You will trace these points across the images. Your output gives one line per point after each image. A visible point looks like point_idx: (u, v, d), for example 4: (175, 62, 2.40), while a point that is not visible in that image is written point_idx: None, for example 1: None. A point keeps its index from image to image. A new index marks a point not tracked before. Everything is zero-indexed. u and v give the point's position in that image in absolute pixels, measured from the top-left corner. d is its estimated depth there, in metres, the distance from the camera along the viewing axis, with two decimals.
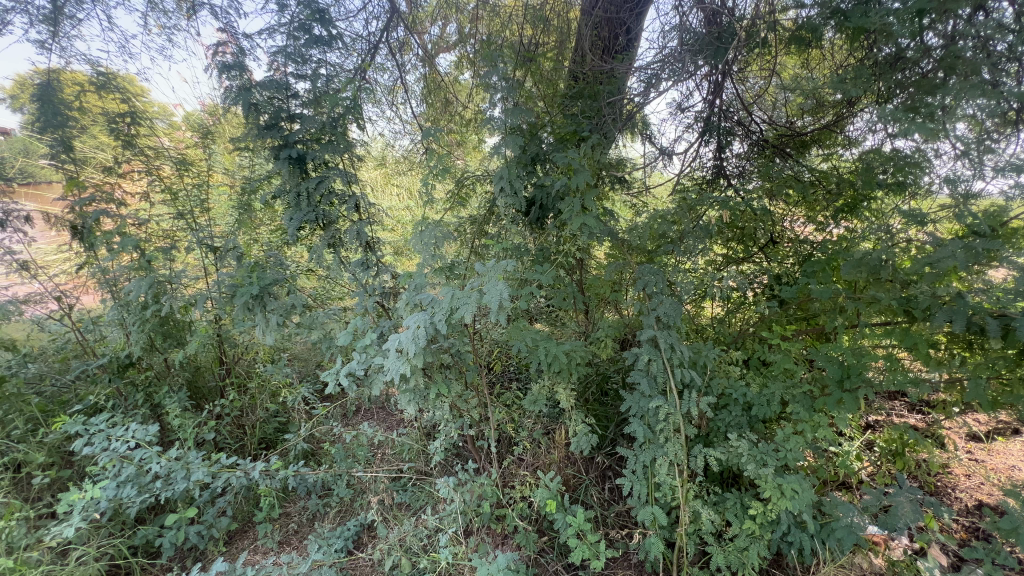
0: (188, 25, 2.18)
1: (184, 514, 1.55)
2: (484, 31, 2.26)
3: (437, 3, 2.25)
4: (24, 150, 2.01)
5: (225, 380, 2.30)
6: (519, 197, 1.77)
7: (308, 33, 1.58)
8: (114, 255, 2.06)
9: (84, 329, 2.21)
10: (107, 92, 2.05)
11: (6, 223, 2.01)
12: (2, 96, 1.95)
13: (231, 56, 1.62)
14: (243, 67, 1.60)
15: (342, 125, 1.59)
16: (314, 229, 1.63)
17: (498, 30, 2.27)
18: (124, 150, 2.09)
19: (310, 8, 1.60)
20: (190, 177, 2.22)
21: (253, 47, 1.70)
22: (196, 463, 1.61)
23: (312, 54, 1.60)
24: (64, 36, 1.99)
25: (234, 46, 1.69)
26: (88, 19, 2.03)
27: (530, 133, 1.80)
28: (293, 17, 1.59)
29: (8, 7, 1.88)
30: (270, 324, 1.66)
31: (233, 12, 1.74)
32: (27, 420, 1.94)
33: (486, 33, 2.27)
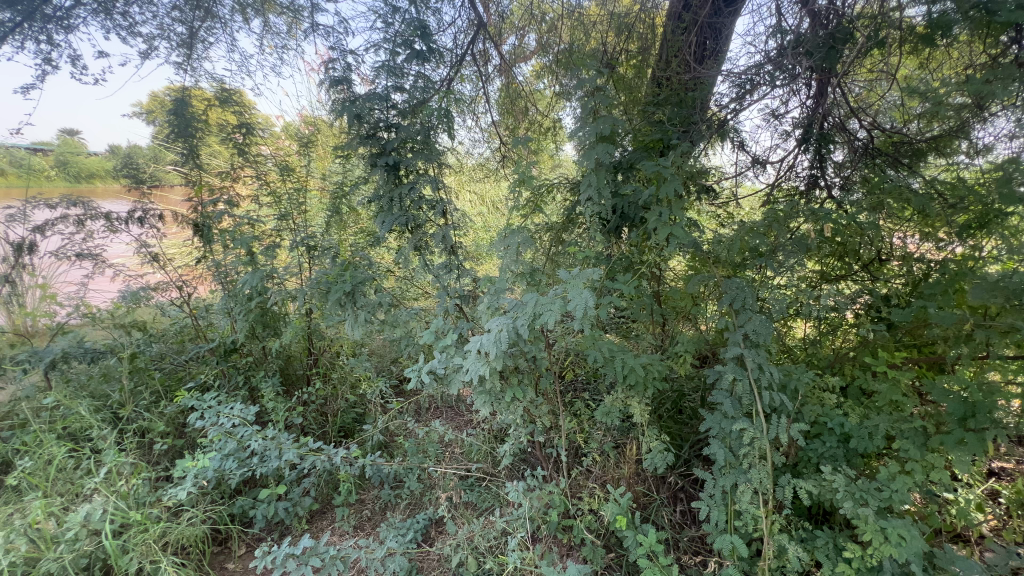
0: (296, 45, 2.41)
1: (275, 490, 1.69)
2: (562, 41, 2.31)
3: (519, 14, 2.32)
4: (155, 157, 2.31)
5: (312, 370, 2.49)
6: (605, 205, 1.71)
7: (408, 49, 1.68)
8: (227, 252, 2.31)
9: (199, 316, 2.51)
10: (228, 107, 2.33)
11: (144, 221, 2.30)
12: (139, 110, 2.24)
13: (337, 70, 1.75)
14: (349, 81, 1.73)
15: (433, 134, 1.67)
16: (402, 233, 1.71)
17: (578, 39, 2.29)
18: (237, 157, 2.36)
19: (412, 28, 1.71)
20: (289, 182, 2.43)
21: (356, 63, 1.84)
22: (288, 445, 1.74)
23: (410, 68, 1.72)
24: (196, 58, 2.27)
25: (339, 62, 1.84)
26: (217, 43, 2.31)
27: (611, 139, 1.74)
28: (398, 35, 1.75)
29: (155, 35, 2.18)
30: (358, 320, 1.77)
31: (340, 32, 1.89)
32: (152, 392, 2.24)
33: (565, 42, 2.32)
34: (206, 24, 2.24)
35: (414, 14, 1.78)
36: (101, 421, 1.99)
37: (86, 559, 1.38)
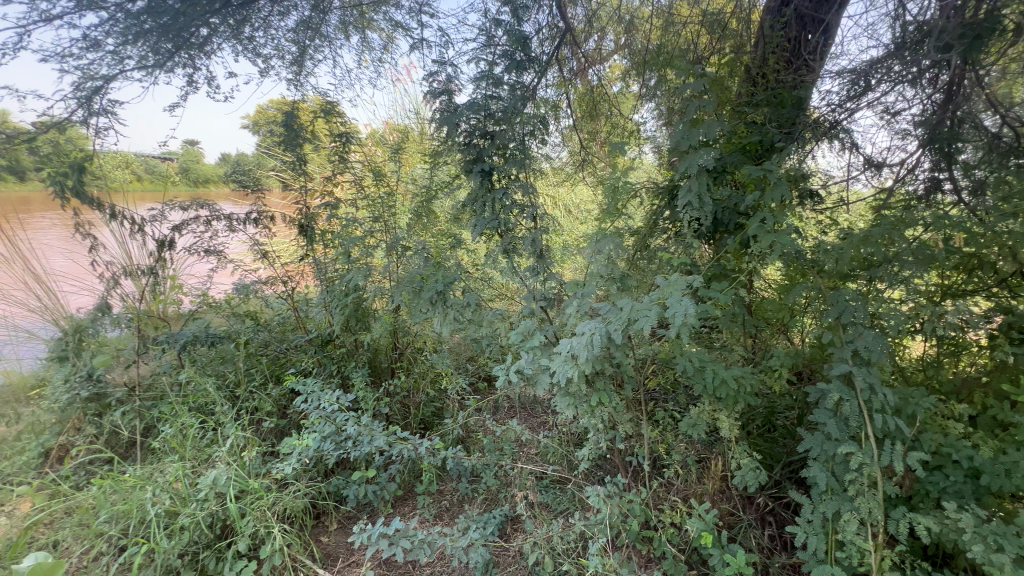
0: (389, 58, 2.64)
1: (366, 473, 1.81)
2: (645, 42, 2.29)
3: (599, 19, 2.32)
4: (257, 163, 2.58)
5: (397, 364, 2.63)
6: (706, 211, 1.64)
7: (511, 61, 1.76)
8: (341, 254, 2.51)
9: (300, 308, 2.78)
10: (333, 117, 2.55)
11: (261, 221, 2.61)
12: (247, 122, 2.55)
13: (440, 82, 1.86)
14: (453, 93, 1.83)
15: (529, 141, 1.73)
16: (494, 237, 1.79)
17: (660, 38, 2.25)
18: (337, 164, 2.58)
19: (514, 40, 1.79)
20: (382, 187, 2.63)
21: (454, 74, 1.93)
22: (378, 431, 1.86)
23: (508, 78, 1.77)
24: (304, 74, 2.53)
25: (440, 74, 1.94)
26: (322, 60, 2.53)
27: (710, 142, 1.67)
28: (500, 47, 1.80)
29: (271, 55, 2.43)
30: (447, 318, 1.86)
31: (443, 46, 2.00)
32: (262, 375, 2.49)
33: (648, 43, 2.29)
34: (314, 43, 2.47)
35: (513, 26, 1.85)
36: (222, 398, 2.26)
37: (212, 518, 1.57)
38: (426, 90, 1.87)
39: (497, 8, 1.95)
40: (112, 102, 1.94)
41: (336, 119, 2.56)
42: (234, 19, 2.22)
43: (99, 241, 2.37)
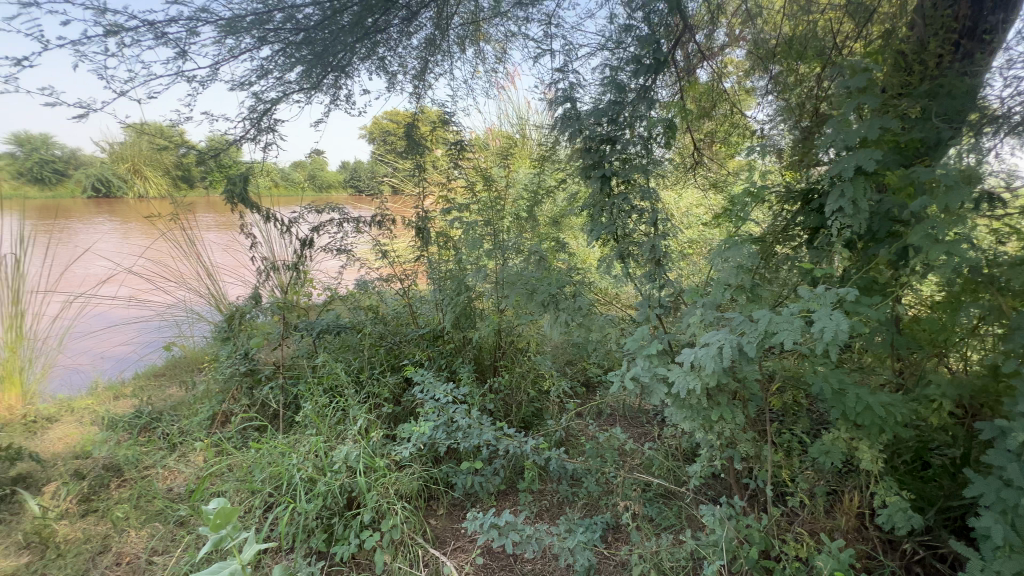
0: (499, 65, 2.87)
1: (474, 465, 1.90)
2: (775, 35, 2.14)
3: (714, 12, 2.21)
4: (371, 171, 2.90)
5: (500, 362, 2.72)
6: (863, 218, 1.40)
7: (643, 64, 1.68)
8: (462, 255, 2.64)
9: (415, 305, 3.00)
10: (448, 126, 2.78)
11: (383, 224, 2.86)
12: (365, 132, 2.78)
13: (563, 90, 1.90)
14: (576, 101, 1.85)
15: (655, 149, 1.70)
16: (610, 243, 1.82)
17: (792, 28, 2.09)
18: (454, 170, 2.80)
19: (645, 43, 1.67)
20: (493, 192, 2.75)
21: (571, 79, 2.00)
22: (487, 426, 1.94)
23: (637, 82, 1.72)
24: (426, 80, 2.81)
25: (560, 81, 2.01)
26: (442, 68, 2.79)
27: (867, 142, 1.48)
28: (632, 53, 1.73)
29: (400, 71, 2.72)
30: (557, 321, 1.90)
31: (568, 52, 2.04)
32: (381, 364, 2.73)
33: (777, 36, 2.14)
34: (435, 58, 2.75)
35: (644, 31, 1.81)
36: (349, 382, 2.52)
37: (344, 489, 1.75)
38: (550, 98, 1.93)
39: (623, 14, 1.92)
40: (276, 121, 2.18)
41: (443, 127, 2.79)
42: (372, 43, 2.46)
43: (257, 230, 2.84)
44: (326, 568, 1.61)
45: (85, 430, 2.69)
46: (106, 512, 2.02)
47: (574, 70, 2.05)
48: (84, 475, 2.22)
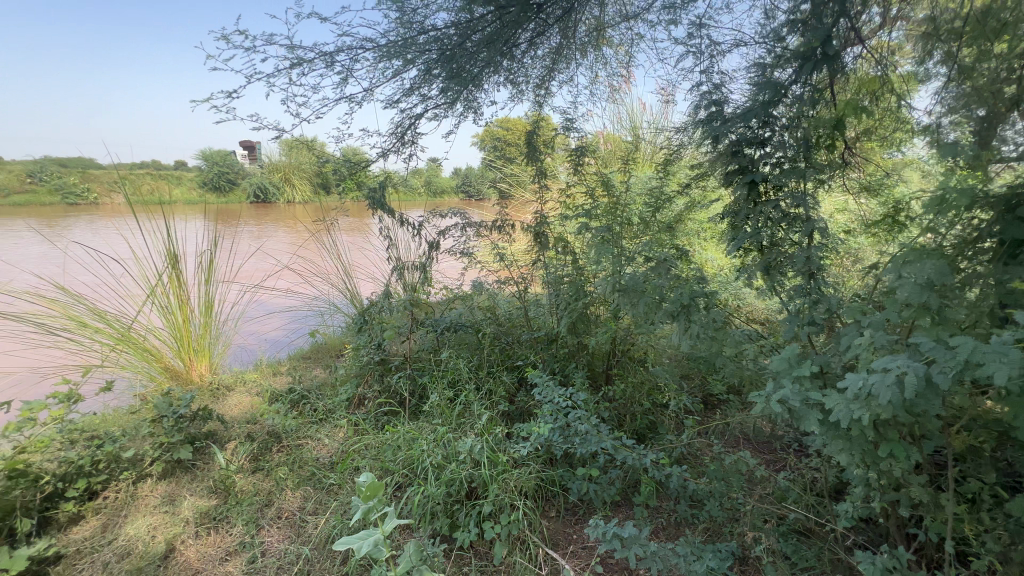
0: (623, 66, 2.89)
1: (591, 472, 1.88)
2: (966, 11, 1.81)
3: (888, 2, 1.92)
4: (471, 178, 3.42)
5: (614, 370, 2.67)
6: None
7: (811, 61, 1.54)
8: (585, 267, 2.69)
9: (531, 309, 3.09)
10: (570, 135, 2.88)
11: (504, 228, 2.94)
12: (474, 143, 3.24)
13: (705, 94, 1.89)
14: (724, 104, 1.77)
15: (814, 151, 1.57)
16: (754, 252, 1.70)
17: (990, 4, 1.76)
18: (575, 177, 2.86)
19: (813, 39, 1.53)
20: (614, 198, 2.72)
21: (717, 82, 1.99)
22: (605, 434, 1.91)
23: (796, 83, 1.62)
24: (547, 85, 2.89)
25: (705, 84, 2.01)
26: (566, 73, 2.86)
27: None
28: (797, 51, 1.59)
29: (532, 82, 2.84)
30: (685, 333, 1.83)
31: (711, 56, 2.04)
32: (497, 363, 2.84)
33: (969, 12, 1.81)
34: (564, 67, 2.85)
35: (806, 26, 1.66)
36: (468, 377, 2.66)
37: (467, 479, 1.84)
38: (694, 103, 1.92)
39: (787, 7, 1.79)
40: (418, 134, 2.39)
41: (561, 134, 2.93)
42: (506, 56, 2.59)
43: (391, 231, 3.16)
44: (449, 550, 1.72)
45: (254, 399, 3.19)
46: (270, 471, 2.38)
47: (718, 73, 2.03)
48: (254, 437, 2.63)
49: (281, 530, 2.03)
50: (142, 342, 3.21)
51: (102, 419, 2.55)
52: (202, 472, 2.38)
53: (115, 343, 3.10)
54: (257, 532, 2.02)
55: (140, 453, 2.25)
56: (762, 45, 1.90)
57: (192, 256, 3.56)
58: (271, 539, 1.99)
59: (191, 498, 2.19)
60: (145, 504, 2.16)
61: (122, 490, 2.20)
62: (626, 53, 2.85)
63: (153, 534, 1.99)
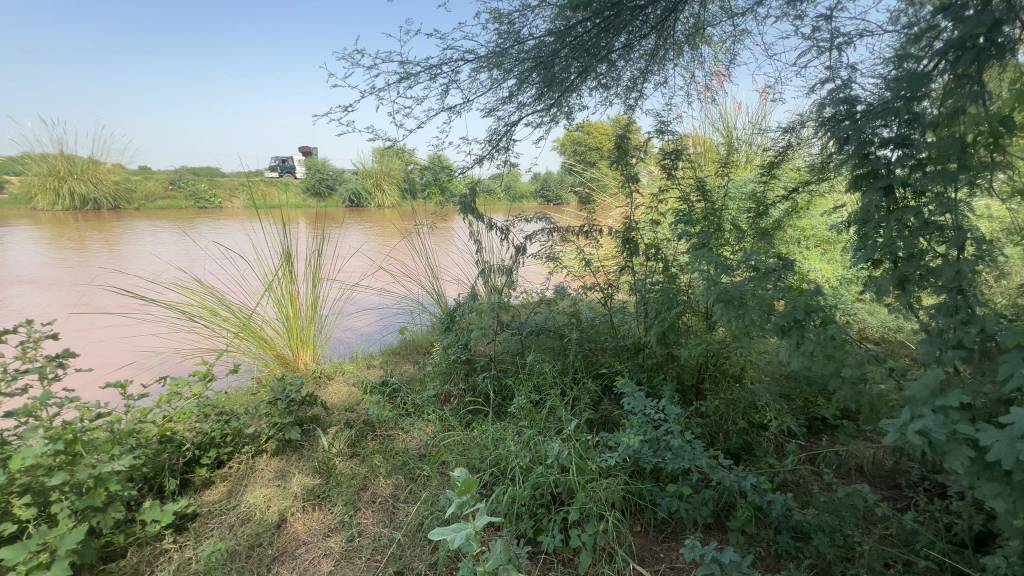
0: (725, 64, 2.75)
1: (683, 489, 1.79)
2: None
3: None
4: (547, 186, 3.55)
5: (707, 384, 2.53)
6: None
7: (968, 51, 1.35)
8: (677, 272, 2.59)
9: (617, 316, 3.03)
10: (665, 138, 2.78)
11: (591, 233, 2.91)
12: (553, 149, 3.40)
13: (833, 91, 1.80)
14: (852, 102, 1.63)
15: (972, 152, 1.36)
16: (888, 261, 1.54)
17: None
18: (668, 181, 2.77)
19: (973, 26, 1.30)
20: (710, 204, 2.59)
21: (850, 78, 1.85)
22: (700, 451, 1.82)
23: (938, 78, 1.46)
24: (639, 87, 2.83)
25: (833, 81, 1.90)
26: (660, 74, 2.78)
27: None
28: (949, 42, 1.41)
29: (631, 86, 2.81)
30: (796, 349, 1.70)
31: (842, 49, 1.91)
32: (581, 369, 2.81)
33: None
34: (663, 69, 2.78)
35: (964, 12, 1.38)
36: (552, 382, 2.66)
37: (554, 483, 1.84)
38: (822, 102, 1.85)
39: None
40: (513, 141, 2.44)
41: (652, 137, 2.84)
42: (603, 61, 2.58)
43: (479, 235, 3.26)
44: (534, 553, 1.73)
45: (351, 388, 3.43)
46: (366, 457, 2.55)
47: (848, 67, 1.90)
48: (352, 425, 2.83)
49: (376, 513, 2.16)
50: (260, 333, 3.57)
51: (228, 397, 2.88)
52: (307, 452, 2.61)
53: (238, 333, 3.47)
54: (354, 513, 2.16)
55: (258, 430, 2.51)
56: (899, 34, 1.72)
57: (303, 257, 3.94)
58: (366, 521, 2.12)
59: (299, 476, 2.40)
60: (261, 476, 2.41)
61: (243, 462, 2.47)
62: (728, 53, 2.71)
63: (268, 505, 2.20)
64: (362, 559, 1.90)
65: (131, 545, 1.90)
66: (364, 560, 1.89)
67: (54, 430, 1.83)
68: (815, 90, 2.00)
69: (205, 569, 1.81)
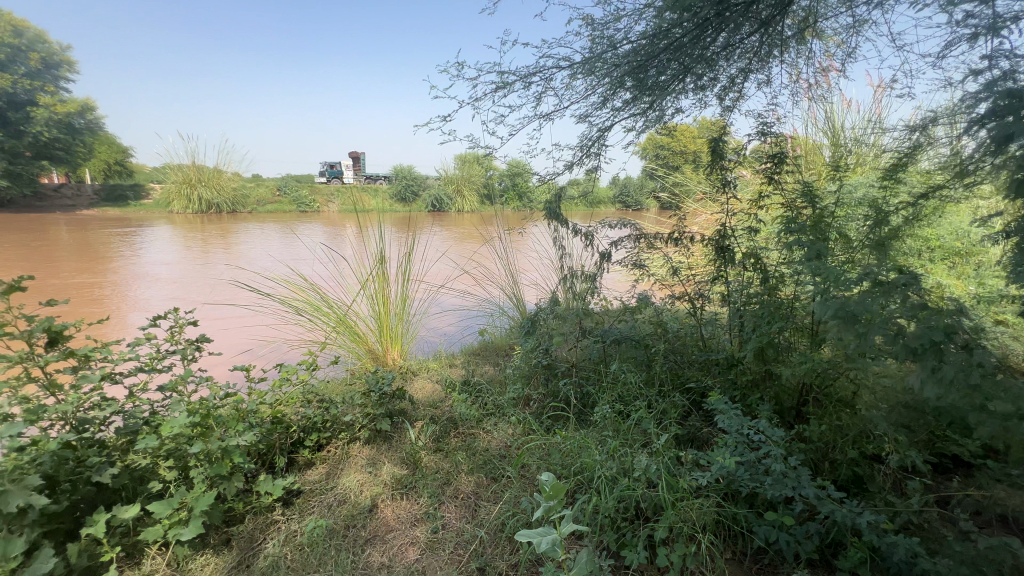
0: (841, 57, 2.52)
1: (784, 519, 1.65)
2: None
3: None
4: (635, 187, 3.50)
5: (812, 407, 2.31)
6: None
7: None
8: (779, 284, 2.41)
9: (707, 328, 2.88)
10: (768, 140, 2.60)
11: (682, 241, 2.80)
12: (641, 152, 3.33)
13: (997, 81, 1.59)
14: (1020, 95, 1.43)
15: None
16: None
17: None
18: (769, 187, 2.59)
19: None
20: (819, 211, 2.38)
21: (1014, 68, 1.63)
22: (806, 479, 1.66)
23: None
24: (740, 88, 2.68)
25: (994, 70, 1.68)
26: (765, 74, 2.61)
27: None
28: None
29: (732, 85, 2.66)
30: (930, 375, 1.52)
31: (1007, 35, 1.69)
32: (669, 381, 2.69)
33: None
34: (768, 66, 2.60)
35: None
36: (637, 393, 2.58)
37: (640, 497, 1.78)
38: (979, 94, 1.64)
39: None
40: (605, 147, 2.42)
41: (753, 139, 2.67)
42: (702, 60, 2.47)
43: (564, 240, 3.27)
44: (617, 567, 1.68)
45: (435, 385, 3.58)
46: (449, 452, 2.63)
47: (1013, 55, 1.67)
48: (436, 420, 2.94)
49: (459, 509, 2.23)
50: (355, 327, 3.81)
51: (327, 386, 3.13)
52: (396, 443, 2.75)
53: (336, 327, 3.73)
54: (439, 506, 2.25)
55: (354, 418, 2.69)
56: None
57: (395, 260, 4.19)
58: (450, 515, 2.19)
59: (389, 465, 2.54)
60: (355, 462, 2.59)
61: (339, 447, 2.67)
62: (846, 46, 2.48)
63: (361, 489, 2.36)
64: (446, 551, 1.97)
65: (247, 513, 2.13)
66: (448, 553, 1.96)
67: (192, 405, 2.10)
68: (971, 81, 1.78)
69: (308, 543, 1.97)
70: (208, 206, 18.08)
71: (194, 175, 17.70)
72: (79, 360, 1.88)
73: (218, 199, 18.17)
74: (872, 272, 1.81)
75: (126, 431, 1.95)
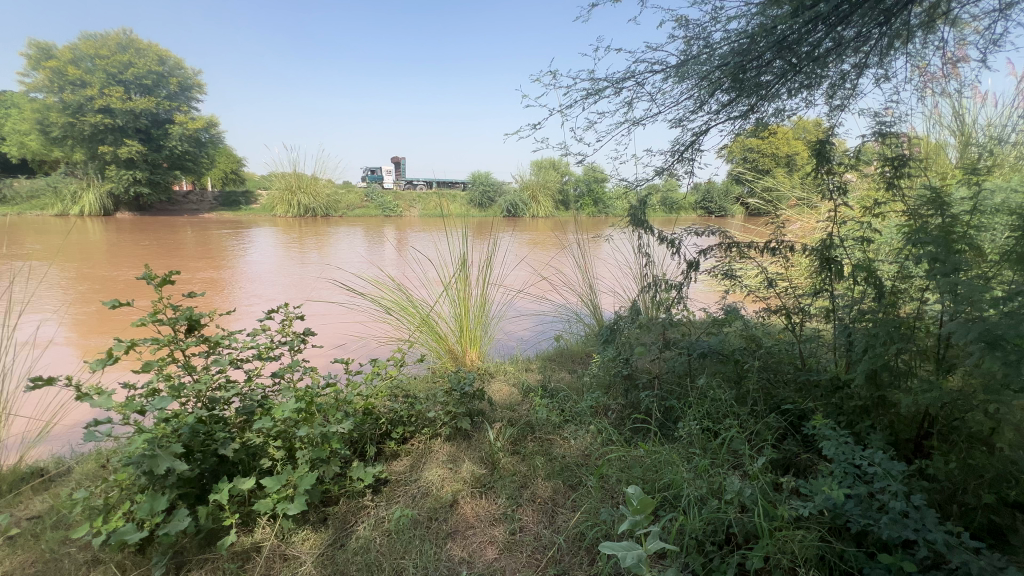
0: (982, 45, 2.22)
1: (902, 564, 1.47)
2: None
3: None
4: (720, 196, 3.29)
5: (937, 440, 2.05)
6: None
7: None
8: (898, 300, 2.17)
9: (807, 345, 2.65)
10: (887, 141, 2.35)
11: (780, 250, 2.61)
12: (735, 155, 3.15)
13: None
14: None
15: None
16: None
17: None
18: (887, 192, 2.34)
19: None
20: (949, 218, 2.11)
21: None
22: (932, 522, 1.47)
23: None
24: (855, 85, 2.45)
25: None
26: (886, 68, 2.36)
27: None
28: None
29: (846, 83, 2.44)
30: None
31: None
32: (762, 401, 2.51)
33: None
34: (891, 60, 2.36)
35: None
36: (725, 410, 2.44)
37: (731, 522, 1.68)
38: None
39: None
40: (700, 152, 2.33)
41: (867, 140, 2.43)
42: (811, 58, 2.30)
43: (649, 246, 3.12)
44: None
45: (511, 388, 3.63)
46: (526, 456, 2.66)
47: None
48: (514, 423, 2.98)
49: (536, 513, 2.24)
50: (436, 328, 3.95)
51: (412, 382, 3.29)
52: (474, 442, 2.83)
53: (419, 326, 3.88)
54: (516, 508, 2.27)
55: (436, 415, 2.80)
56: None
57: (476, 265, 4.31)
58: (527, 518, 2.21)
59: (468, 463, 2.62)
60: (437, 457, 2.69)
61: (422, 442, 2.79)
62: (988, 32, 2.18)
63: (443, 484, 2.45)
64: (524, 554, 1.99)
65: (342, 495, 2.29)
66: (526, 556, 1.98)
67: (298, 392, 2.31)
68: None
69: (395, 530, 2.09)
70: (306, 211, 19.78)
71: (295, 183, 19.45)
72: (210, 346, 2.15)
73: (315, 205, 19.83)
74: (1022, 291, 1.56)
75: (245, 412, 2.19)
